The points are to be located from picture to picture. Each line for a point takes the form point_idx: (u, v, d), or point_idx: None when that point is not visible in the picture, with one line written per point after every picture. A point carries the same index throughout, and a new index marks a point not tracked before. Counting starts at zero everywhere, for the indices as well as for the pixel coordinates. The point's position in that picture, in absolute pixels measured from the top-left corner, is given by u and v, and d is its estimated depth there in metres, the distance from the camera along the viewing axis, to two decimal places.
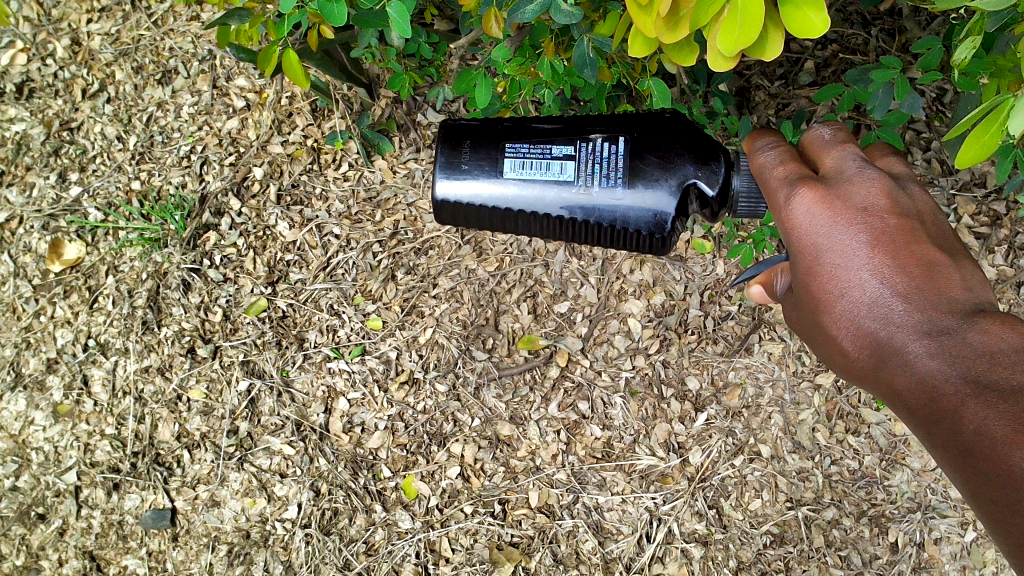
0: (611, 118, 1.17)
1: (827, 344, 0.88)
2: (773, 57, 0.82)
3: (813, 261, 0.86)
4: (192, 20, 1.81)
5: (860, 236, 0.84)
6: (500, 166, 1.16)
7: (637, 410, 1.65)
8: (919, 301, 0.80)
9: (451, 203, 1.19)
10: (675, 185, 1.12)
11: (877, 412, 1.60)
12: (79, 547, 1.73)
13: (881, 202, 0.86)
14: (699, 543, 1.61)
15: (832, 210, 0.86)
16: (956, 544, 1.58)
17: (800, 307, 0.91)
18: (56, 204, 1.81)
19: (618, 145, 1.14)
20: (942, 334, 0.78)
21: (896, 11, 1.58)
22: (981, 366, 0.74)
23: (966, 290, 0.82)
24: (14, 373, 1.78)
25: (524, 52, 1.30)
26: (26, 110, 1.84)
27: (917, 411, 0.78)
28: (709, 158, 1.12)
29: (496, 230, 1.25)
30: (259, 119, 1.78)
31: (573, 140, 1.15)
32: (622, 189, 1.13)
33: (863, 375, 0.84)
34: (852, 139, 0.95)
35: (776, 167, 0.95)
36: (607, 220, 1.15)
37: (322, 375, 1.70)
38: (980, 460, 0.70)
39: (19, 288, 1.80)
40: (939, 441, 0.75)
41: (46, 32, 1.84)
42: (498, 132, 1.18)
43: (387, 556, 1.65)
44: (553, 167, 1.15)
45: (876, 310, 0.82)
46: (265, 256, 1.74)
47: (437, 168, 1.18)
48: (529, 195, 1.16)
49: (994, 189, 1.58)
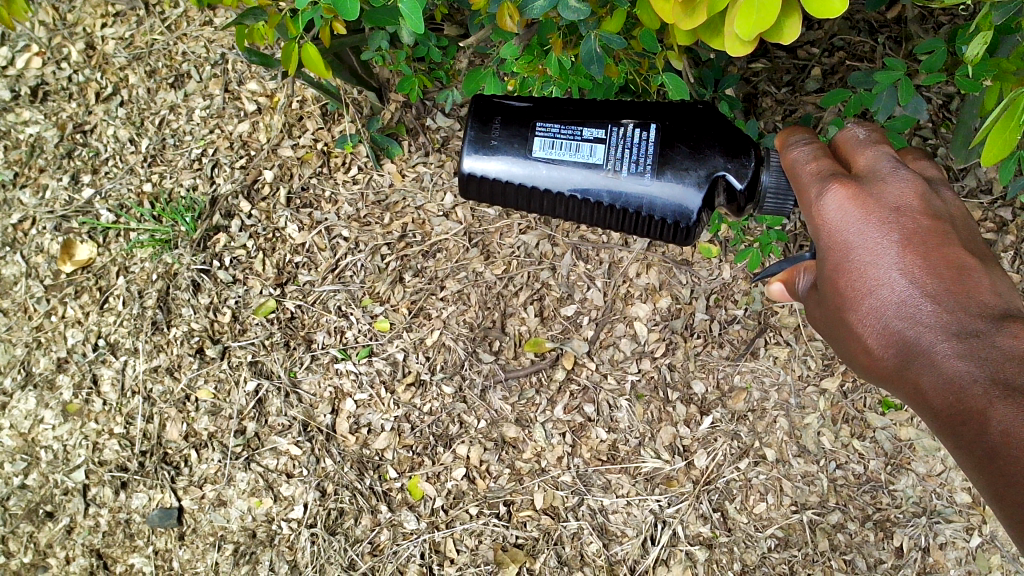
0: (643, 107, 1.18)
1: (850, 341, 0.89)
2: (791, 41, 0.83)
3: (842, 258, 0.88)
4: (204, 25, 1.85)
5: (891, 235, 0.85)
6: (531, 145, 1.17)
7: (642, 413, 1.65)
8: (949, 303, 0.82)
9: (476, 177, 1.20)
10: (703, 175, 1.13)
11: (882, 416, 1.61)
12: (86, 545, 1.74)
13: (913, 203, 0.87)
14: (704, 546, 1.60)
15: (864, 208, 0.86)
16: (961, 549, 1.57)
17: (823, 303, 0.93)
18: (68, 206, 1.83)
19: (649, 132, 1.15)
20: (971, 336, 0.80)
21: (903, 19, 1.60)
22: (1009, 369, 0.77)
23: (995, 294, 0.83)
24: (25, 373, 1.79)
25: (532, 50, 1.32)
26: (39, 113, 1.86)
27: (942, 412, 0.80)
28: (740, 152, 1.13)
29: (519, 208, 1.25)
30: (270, 122, 1.81)
31: (604, 123, 1.16)
32: (650, 176, 1.14)
33: (885, 373, 0.86)
34: (886, 141, 0.95)
35: (809, 162, 0.94)
36: (633, 206, 1.16)
37: (329, 375, 1.72)
38: (1007, 462, 0.74)
39: (31, 288, 1.82)
40: (963, 441, 0.78)
41: (61, 37, 1.87)
42: (530, 111, 1.18)
43: (392, 556, 1.65)
44: (583, 149, 1.15)
45: (903, 310, 0.83)
46: (274, 257, 1.76)
47: (466, 141, 1.19)
48: (555, 175, 1.17)
49: (1001, 196, 1.59)
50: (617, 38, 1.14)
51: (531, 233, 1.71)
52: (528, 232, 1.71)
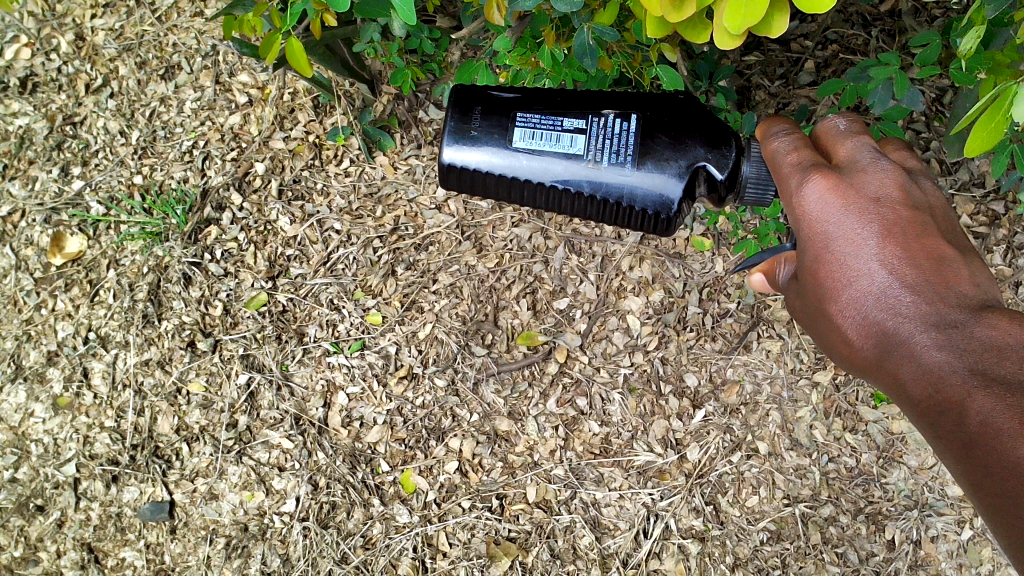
0: (624, 97, 1.17)
1: (831, 332, 0.89)
2: (779, 35, 0.82)
3: (822, 250, 0.87)
4: (194, 16, 1.83)
5: (871, 226, 0.85)
6: (511, 135, 1.15)
7: (635, 406, 1.65)
8: (929, 294, 0.82)
9: (456, 168, 1.19)
10: (684, 166, 1.12)
11: (875, 409, 1.61)
12: (77, 539, 1.73)
13: (893, 194, 0.87)
14: (696, 539, 1.60)
15: (844, 199, 0.86)
16: (952, 542, 1.58)
17: (803, 294, 0.93)
18: (58, 198, 1.81)
19: (630, 123, 1.14)
20: (950, 327, 0.79)
21: (896, 12, 1.59)
22: (988, 359, 0.76)
23: (974, 285, 0.83)
24: (14, 366, 1.78)
25: (525, 43, 1.31)
26: (29, 104, 1.85)
27: (921, 403, 0.80)
28: (720, 142, 1.12)
29: (500, 199, 1.24)
30: (261, 115, 1.79)
31: (584, 114, 1.15)
32: (631, 167, 1.13)
33: (864, 364, 0.86)
34: (866, 132, 0.95)
35: (788, 153, 0.94)
36: (614, 196, 1.15)
37: (321, 369, 1.71)
38: (986, 453, 0.73)
39: (20, 281, 1.81)
40: (942, 431, 0.77)
41: (50, 27, 1.85)
42: (509, 101, 1.17)
43: (384, 549, 1.64)
44: (563, 140, 1.14)
45: (883, 301, 0.83)
46: (265, 250, 1.75)
47: (446, 132, 1.18)
48: (535, 166, 1.16)
49: (994, 189, 1.59)
50: (611, 31, 1.13)
51: (524, 226, 1.71)
52: (521, 225, 1.71)
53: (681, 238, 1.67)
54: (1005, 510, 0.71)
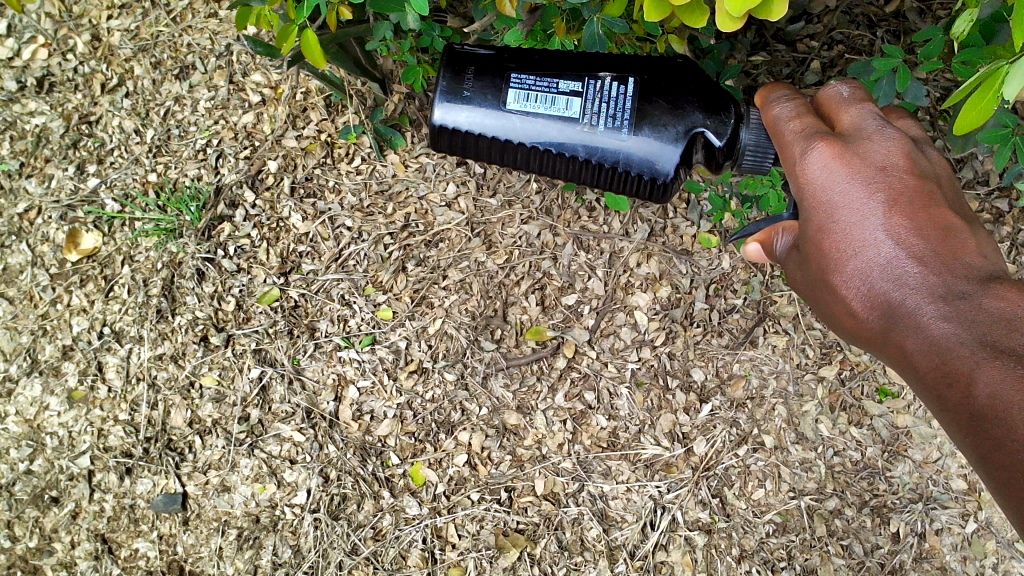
0: (622, 60, 1.19)
1: (834, 303, 0.91)
2: (780, 18, 0.84)
3: (827, 219, 0.89)
4: (209, 17, 1.86)
5: (877, 197, 0.87)
6: (505, 96, 1.17)
7: (642, 400, 1.67)
8: (936, 264, 0.84)
9: (449, 129, 1.21)
10: (681, 131, 1.15)
11: (880, 404, 1.63)
12: (91, 530, 1.75)
13: (899, 162, 0.89)
14: (703, 531, 1.62)
15: (849, 167, 0.89)
16: (956, 535, 1.59)
17: (806, 265, 0.95)
18: (74, 195, 1.84)
19: (627, 86, 1.16)
20: (956, 299, 0.82)
21: (901, 13, 1.62)
22: (996, 332, 0.79)
23: (981, 256, 0.86)
24: (30, 360, 1.81)
25: (535, 36, 1.36)
26: (45, 103, 1.88)
27: (927, 376, 0.83)
28: (719, 108, 1.15)
29: (493, 161, 1.27)
30: (274, 113, 1.82)
31: (581, 76, 1.17)
32: (627, 131, 1.16)
33: (870, 336, 0.89)
34: (869, 99, 0.97)
35: (791, 120, 0.97)
36: (609, 161, 1.18)
37: (333, 363, 1.73)
38: (994, 425, 0.76)
39: (36, 277, 1.84)
40: (949, 403, 0.80)
41: (67, 28, 1.88)
42: (504, 62, 1.19)
43: (394, 541, 1.66)
44: (559, 102, 1.16)
45: (889, 271, 0.85)
46: (278, 247, 1.78)
47: (438, 92, 1.19)
48: (530, 128, 1.18)
49: (998, 188, 1.61)
50: (620, 22, 1.15)
51: (533, 223, 1.73)
52: (530, 222, 1.73)
53: (689, 235, 1.70)
54: (1015, 483, 0.74)
